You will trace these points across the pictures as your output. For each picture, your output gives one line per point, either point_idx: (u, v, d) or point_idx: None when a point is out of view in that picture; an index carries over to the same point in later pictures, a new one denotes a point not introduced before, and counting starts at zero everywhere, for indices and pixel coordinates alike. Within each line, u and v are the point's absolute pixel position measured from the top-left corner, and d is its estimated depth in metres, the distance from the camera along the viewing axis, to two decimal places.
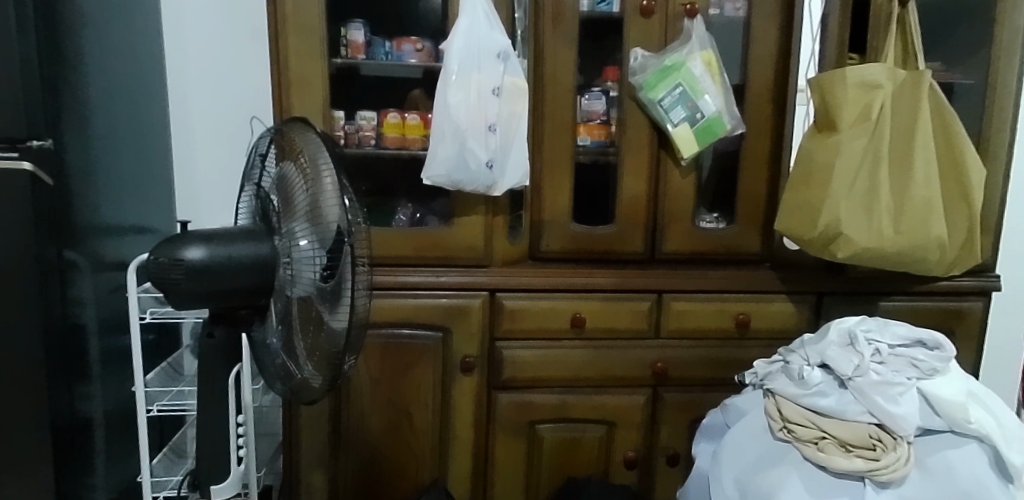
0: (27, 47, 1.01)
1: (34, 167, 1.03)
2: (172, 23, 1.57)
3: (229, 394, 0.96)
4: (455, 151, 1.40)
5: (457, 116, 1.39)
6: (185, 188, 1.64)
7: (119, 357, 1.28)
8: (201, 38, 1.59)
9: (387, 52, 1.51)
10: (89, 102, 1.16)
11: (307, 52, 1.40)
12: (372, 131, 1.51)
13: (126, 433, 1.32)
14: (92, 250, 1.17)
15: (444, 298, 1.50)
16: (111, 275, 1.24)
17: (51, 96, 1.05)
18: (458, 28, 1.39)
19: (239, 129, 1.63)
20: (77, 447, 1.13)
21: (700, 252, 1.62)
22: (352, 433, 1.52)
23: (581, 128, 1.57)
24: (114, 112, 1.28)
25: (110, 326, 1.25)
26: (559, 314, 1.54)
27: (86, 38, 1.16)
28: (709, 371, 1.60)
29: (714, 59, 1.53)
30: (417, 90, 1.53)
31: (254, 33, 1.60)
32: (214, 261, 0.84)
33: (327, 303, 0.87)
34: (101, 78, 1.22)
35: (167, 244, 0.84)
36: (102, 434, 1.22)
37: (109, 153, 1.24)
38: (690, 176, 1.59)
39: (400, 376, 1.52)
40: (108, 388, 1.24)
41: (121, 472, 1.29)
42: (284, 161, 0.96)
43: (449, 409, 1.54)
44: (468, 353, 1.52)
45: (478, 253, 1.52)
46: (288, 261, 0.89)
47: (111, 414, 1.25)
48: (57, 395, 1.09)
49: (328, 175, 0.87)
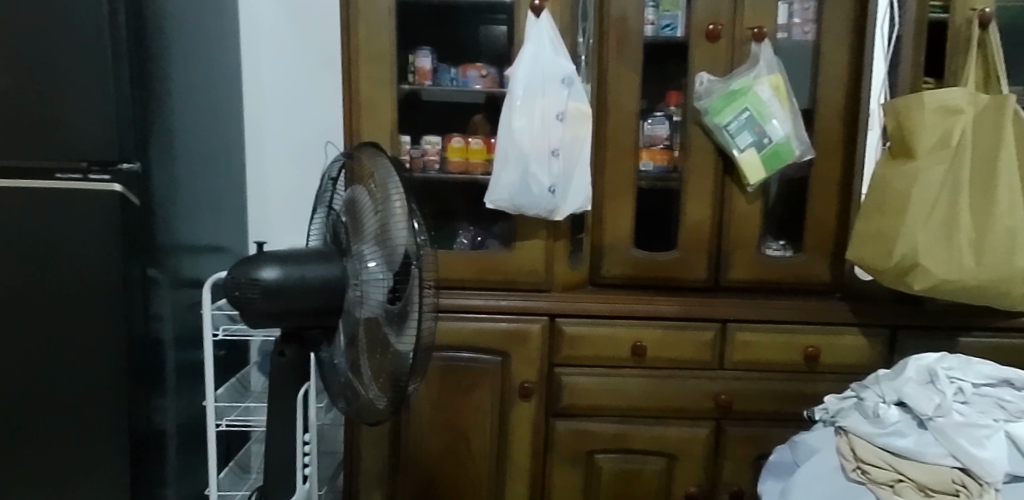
0: (122, 75, 1.07)
1: (124, 189, 1.09)
2: (250, 51, 1.64)
3: (296, 412, 0.98)
4: (518, 175, 1.40)
5: (521, 141, 1.39)
6: (257, 209, 1.69)
7: (194, 372, 1.33)
8: (276, 64, 1.65)
9: (453, 78, 1.55)
10: (173, 127, 1.22)
11: (378, 78, 1.44)
12: (437, 155, 1.54)
13: (197, 445, 1.35)
14: (172, 268, 1.22)
15: (504, 322, 1.50)
16: (188, 292, 1.29)
17: (142, 118, 1.10)
18: (524, 53, 1.40)
19: (310, 153, 1.68)
20: (152, 458, 1.18)
21: (767, 281, 1.57)
22: (410, 456, 1.53)
23: (643, 153, 1.56)
24: (196, 135, 1.33)
25: (187, 341, 1.29)
26: (619, 342, 1.52)
27: (173, 66, 1.22)
28: (776, 405, 1.55)
29: (782, 82, 1.49)
30: (479, 115, 1.55)
31: (325, 60, 1.65)
32: (288, 281, 0.86)
33: (394, 325, 0.87)
34: (186, 104, 1.28)
35: (243, 264, 0.87)
36: (175, 446, 1.25)
37: (190, 175, 1.29)
38: (757, 202, 1.54)
39: (459, 399, 1.51)
40: (183, 401, 1.27)
41: (191, 484, 1.33)
42: (354, 185, 0.98)
43: (507, 435, 1.52)
44: (527, 378, 1.51)
45: (539, 277, 1.52)
46: (357, 283, 0.90)
47: (184, 427, 1.28)
48: (136, 406, 1.14)
49: (397, 199, 0.88)
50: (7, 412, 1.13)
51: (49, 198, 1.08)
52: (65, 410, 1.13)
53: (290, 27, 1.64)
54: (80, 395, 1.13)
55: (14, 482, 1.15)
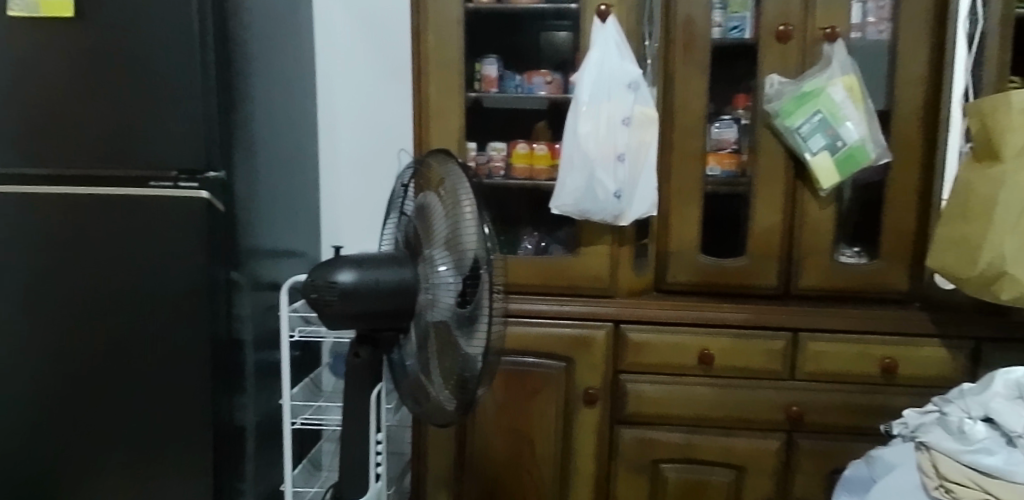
0: (208, 88, 1.13)
1: (210, 196, 1.14)
2: (324, 61, 1.69)
3: (367, 414, 1.00)
4: (584, 181, 1.40)
5: (587, 146, 1.39)
6: (330, 215, 1.74)
7: (271, 372, 1.38)
8: (348, 74, 1.70)
9: (517, 85, 1.56)
10: (254, 136, 1.27)
11: (446, 86, 1.46)
12: (502, 161, 1.56)
13: (274, 442, 1.40)
14: (252, 271, 1.27)
15: (567, 328, 1.49)
16: (267, 295, 1.34)
17: (226, 129, 1.16)
18: (590, 59, 1.40)
19: (380, 159, 1.72)
20: (232, 452, 1.23)
21: (840, 289, 1.52)
22: (475, 459, 1.54)
23: (710, 157, 1.54)
24: (275, 144, 1.39)
25: (265, 341, 1.34)
26: (685, 350, 1.49)
27: (254, 78, 1.27)
28: (851, 419, 1.49)
29: (857, 83, 1.44)
30: (542, 122, 1.56)
31: (395, 69, 1.69)
32: (363, 284, 0.88)
33: (464, 329, 0.89)
34: (266, 114, 1.34)
35: (322, 268, 0.90)
36: (253, 442, 1.30)
37: (268, 182, 1.34)
38: (830, 208, 1.49)
39: (523, 404, 1.52)
40: (261, 400, 1.33)
41: (268, 480, 1.38)
42: (425, 191, 1.00)
43: (571, 441, 1.52)
44: (591, 385, 1.50)
45: (603, 283, 1.51)
46: (428, 286, 0.92)
47: (262, 424, 1.34)
48: (218, 403, 1.19)
49: (467, 204, 0.89)
50: (102, 407, 1.20)
51: (141, 203, 1.14)
52: (154, 407, 1.19)
53: (361, 38, 1.68)
54: (168, 393, 1.19)
55: (107, 473, 1.22)
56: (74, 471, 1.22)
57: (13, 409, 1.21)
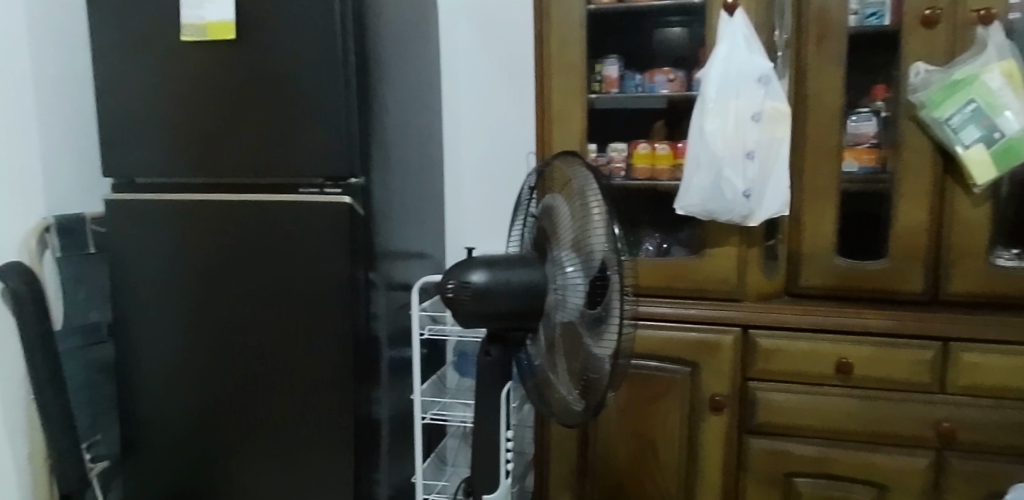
0: (348, 100, 1.20)
1: (352, 201, 1.21)
2: (448, 68, 1.74)
3: (498, 412, 1.01)
4: (711, 180, 1.36)
5: (714, 145, 1.35)
6: (454, 217, 1.79)
7: (403, 368, 1.44)
8: (471, 80, 1.74)
9: (638, 85, 1.53)
10: (388, 144, 1.33)
11: (568, 88, 1.47)
12: (622, 162, 1.53)
13: (405, 436, 1.47)
14: (386, 272, 1.33)
15: (692, 332, 1.45)
16: (399, 295, 1.40)
17: (365, 138, 1.23)
18: (717, 54, 1.35)
19: (501, 162, 1.75)
20: (368, 443, 1.30)
21: (998, 295, 1.38)
22: (598, 463, 1.53)
23: (847, 153, 1.45)
24: (405, 150, 1.44)
25: (398, 338, 1.41)
26: (820, 358, 1.41)
27: (387, 88, 1.33)
28: (1014, 439, 1.34)
29: (1017, 69, 1.30)
30: (660, 122, 1.53)
31: (517, 73, 1.72)
32: (494, 285, 0.90)
33: (592, 331, 0.88)
34: (398, 122, 1.40)
35: (455, 269, 0.92)
36: (387, 435, 1.37)
37: (400, 188, 1.40)
38: (985, 206, 1.36)
39: (647, 409, 1.49)
40: (394, 395, 1.39)
41: (401, 471, 1.45)
42: (551, 193, 1.01)
43: (697, 448, 1.47)
44: (718, 391, 1.45)
45: (730, 286, 1.45)
46: (556, 287, 0.92)
47: (395, 418, 1.40)
48: (359, 396, 1.27)
49: (595, 205, 0.89)
50: (255, 397, 1.30)
51: (291, 208, 1.23)
52: (301, 398, 1.28)
53: (484, 44, 1.72)
54: (314, 384, 1.27)
55: (259, 458, 1.32)
56: (231, 455, 1.33)
57: (179, 396, 1.34)
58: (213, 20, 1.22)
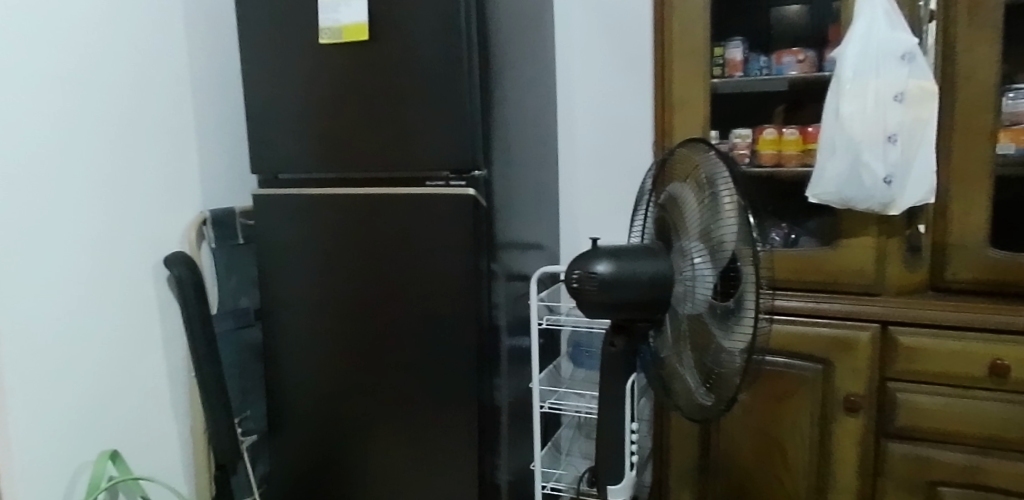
0: (470, 95, 1.22)
1: (476, 193, 1.25)
2: (564, 59, 1.74)
3: (623, 405, 1.00)
4: (847, 166, 1.28)
5: (852, 128, 1.26)
6: (568, 209, 1.79)
7: (521, 357, 1.46)
8: (586, 70, 1.72)
9: (763, 67, 1.47)
10: (507, 136, 1.35)
11: (689, 74, 1.42)
12: (747, 149, 1.47)
13: (524, 424, 1.49)
14: (505, 262, 1.35)
15: (825, 328, 1.37)
16: (517, 285, 1.42)
17: (486, 132, 1.25)
18: (854, 31, 1.26)
19: (617, 152, 1.73)
20: (491, 429, 1.33)
21: None
22: (721, 461, 1.48)
23: (1002, 134, 1.31)
24: (523, 142, 1.46)
25: (517, 328, 1.43)
26: (971, 358, 1.28)
27: (506, 81, 1.35)
28: None
29: None
30: (781, 107, 1.46)
31: (634, 61, 1.68)
32: (620, 275, 0.89)
33: (723, 325, 0.86)
34: (516, 114, 1.41)
35: (580, 259, 0.91)
36: (508, 422, 1.39)
37: (518, 179, 1.42)
38: None
39: (774, 407, 1.43)
40: (513, 383, 1.42)
41: (520, 458, 1.47)
42: (677, 181, 0.98)
43: (828, 450, 1.40)
44: (853, 391, 1.36)
45: (868, 278, 1.37)
46: (684, 278, 0.91)
47: (514, 406, 1.43)
48: (482, 384, 1.30)
49: (727, 195, 0.86)
50: (384, 381, 1.37)
51: (418, 200, 1.28)
52: (426, 383, 1.33)
53: (600, 33, 1.70)
54: (439, 371, 1.32)
55: (388, 439, 1.39)
56: (363, 435, 1.41)
57: (316, 378, 1.43)
58: (347, 22, 1.28)
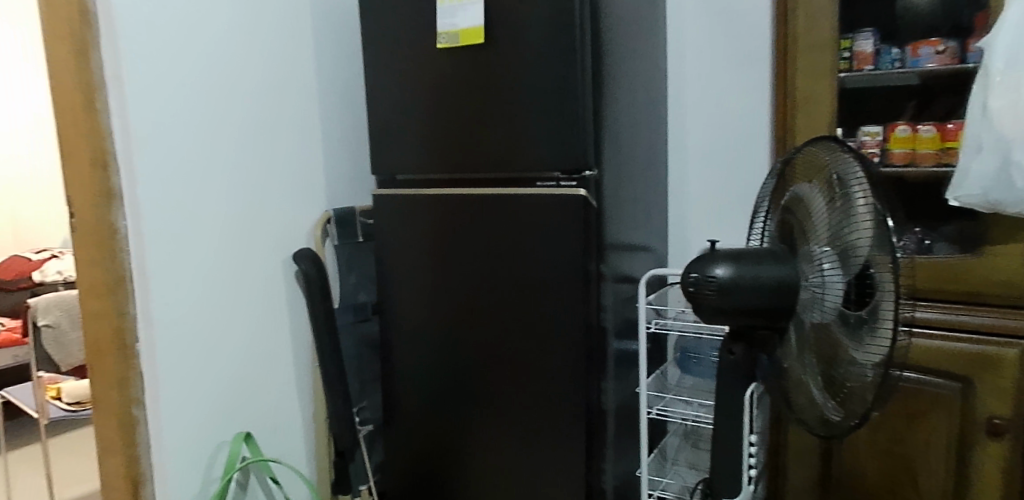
0: (583, 95, 1.22)
1: (586, 194, 1.24)
2: (676, 57, 1.70)
3: (741, 415, 0.96)
4: (995, 166, 1.17)
5: (1000, 126, 1.15)
6: (677, 210, 1.74)
7: (629, 361, 1.44)
8: (700, 68, 1.67)
9: (895, 59, 1.37)
10: (618, 136, 1.33)
11: (813, 70, 1.35)
12: (876, 147, 1.38)
13: (631, 429, 1.47)
14: (614, 264, 1.34)
15: (964, 342, 1.27)
16: (626, 287, 1.40)
17: (598, 133, 1.25)
18: (1006, 19, 1.15)
19: (731, 152, 1.67)
20: (597, 432, 1.32)
21: None
22: (843, 479, 1.40)
23: None
24: (634, 142, 1.43)
25: (625, 331, 1.41)
26: None
27: (619, 81, 1.33)
28: None
29: None
30: (913, 104, 1.37)
31: (751, 57, 1.62)
32: (741, 280, 0.85)
33: (853, 337, 0.82)
34: (627, 114, 1.39)
35: (698, 262, 0.89)
36: (614, 426, 1.38)
37: (628, 180, 1.40)
38: None
39: (903, 426, 1.34)
40: (620, 387, 1.40)
41: (626, 464, 1.45)
42: (803, 183, 0.95)
43: (967, 476, 1.28)
44: (998, 414, 1.25)
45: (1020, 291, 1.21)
46: (811, 285, 0.86)
47: (621, 410, 1.41)
48: (589, 386, 1.30)
49: (861, 198, 0.82)
50: (493, 379, 1.39)
51: (529, 201, 1.29)
52: (534, 382, 1.34)
53: (715, 29, 1.65)
54: (547, 371, 1.33)
55: (496, 437, 1.41)
56: (472, 431, 1.44)
57: (427, 373, 1.47)
58: (465, 26, 1.30)
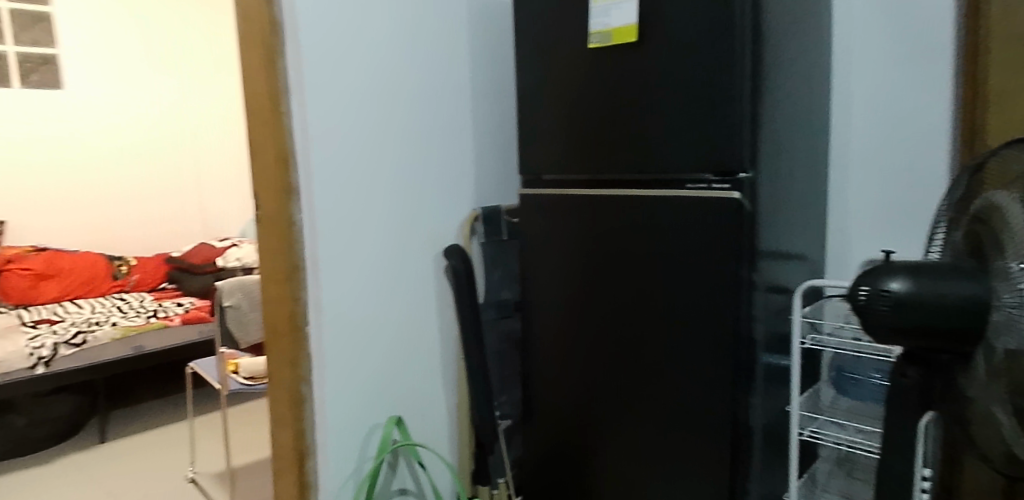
0: (741, 95, 1.17)
1: (741, 197, 1.19)
2: (842, 53, 1.58)
3: (913, 444, 0.89)
4: None
5: None
6: (837, 217, 1.62)
7: (779, 377, 1.37)
8: (869, 64, 1.55)
9: None
10: (777, 138, 1.27)
11: None
12: None
13: (778, 448, 1.39)
14: (767, 273, 1.27)
15: None
16: (778, 298, 1.33)
17: (756, 134, 1.19)
18: None
19: (903, 156, 1.53)
20: (744, 449, 1.27)
21: None
22: None
23: None
24: (793, 144, 1.35)
25: (776, 344, 1.34)
26: None
27: (780, 80, 1.27)
28: None
29: None
30: None
31: (930, 52, 1.48)
32: (920, 297, 0.80)
33: None
34: (787, 115, 1.32)
35: (871, 274, 0.84)
36: (762, 444, 1.31)
37: (786, 184, 1.32)
38: None
39: None
40: (769, 403, 1.33)
41: (772, 485, 1.38)
42: (1000, 190, 0.85)
43: None
44: None
45: None
46: (1003, 305, 0.76)
47: (769, 428, 1.34)
48: (736, 399, 1.24)
49: None
50: (632, 383, 1.38)
51: (679, 204, 1.26)
52: (677, 391, 1.31)
53: (888, 21, 1.52)
54: (691, 380, 1.29)
55: (633, 442, 1.39)
56: (608, 435, 1.43)
57: (567, 373, 1.48)
58: (618, 25, 1.29)
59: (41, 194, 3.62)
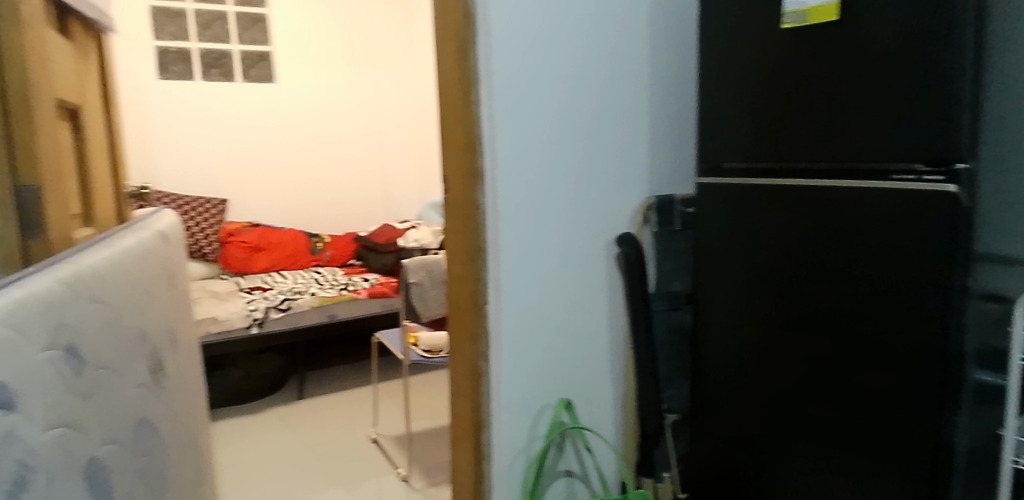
0: (963, 77, 1.05)
1: (957, 190, 1.07)
2: None
3: None
4: None
5: None
6: None
7: (993, 395, 1.22)
8: None
9: None
10: (1005, 126, 1.12)
11: None
12: None
13: (988, 475, 1.24)
14: (985, 278, 1.13)
15: None
16: (996, 306, 1.18)
17: (980, 121, 1.06)
18: None
19: None
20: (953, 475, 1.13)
21: None
22: None
23: None
24: None
25: (991, 358, 1.19)
26: None
27: (1010, 59, 1.12)
28: None
29: None
30: None
31: None
32: None
33: None
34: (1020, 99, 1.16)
35: None
36: (971, 470, 1.17)
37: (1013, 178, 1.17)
38: None
39: None
40: (980, 424, 1.19)
41: None
42: None
43: None
44: None
45: None
46: None
47: (978, 451, 1.20)
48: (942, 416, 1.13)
49: None
50: (814, 388, 1.30)
51: (880, 197, 1.17)
52: (867, 398, 1.22)
53: None
54: (886, 389, 1.19)
55: (811, 447, 1.31)
56: (784, 440, 1.36)
57: (743, 370, 1.43)
58: (817, 3, 1.21)
59: (256, 176, 4.09)
